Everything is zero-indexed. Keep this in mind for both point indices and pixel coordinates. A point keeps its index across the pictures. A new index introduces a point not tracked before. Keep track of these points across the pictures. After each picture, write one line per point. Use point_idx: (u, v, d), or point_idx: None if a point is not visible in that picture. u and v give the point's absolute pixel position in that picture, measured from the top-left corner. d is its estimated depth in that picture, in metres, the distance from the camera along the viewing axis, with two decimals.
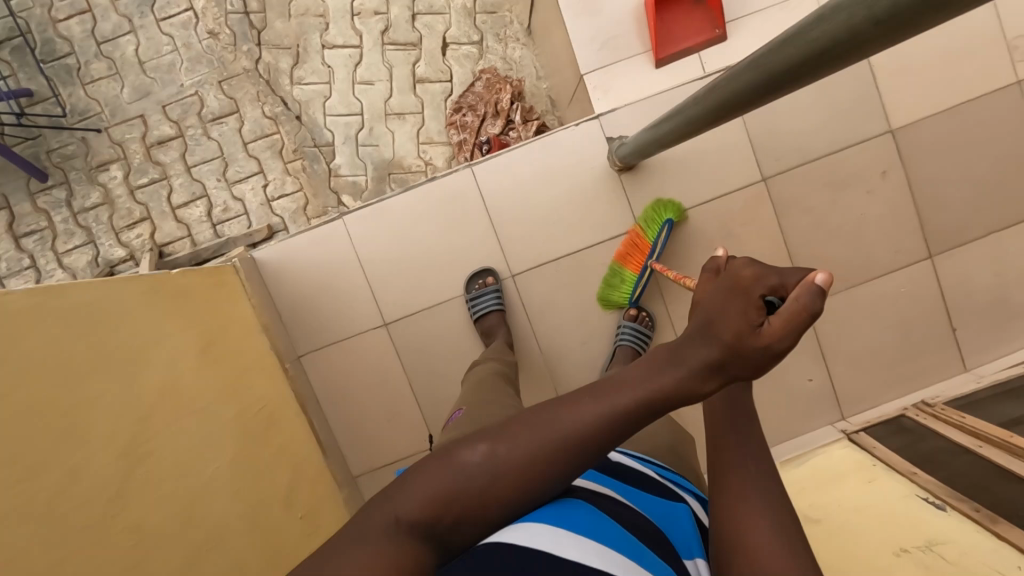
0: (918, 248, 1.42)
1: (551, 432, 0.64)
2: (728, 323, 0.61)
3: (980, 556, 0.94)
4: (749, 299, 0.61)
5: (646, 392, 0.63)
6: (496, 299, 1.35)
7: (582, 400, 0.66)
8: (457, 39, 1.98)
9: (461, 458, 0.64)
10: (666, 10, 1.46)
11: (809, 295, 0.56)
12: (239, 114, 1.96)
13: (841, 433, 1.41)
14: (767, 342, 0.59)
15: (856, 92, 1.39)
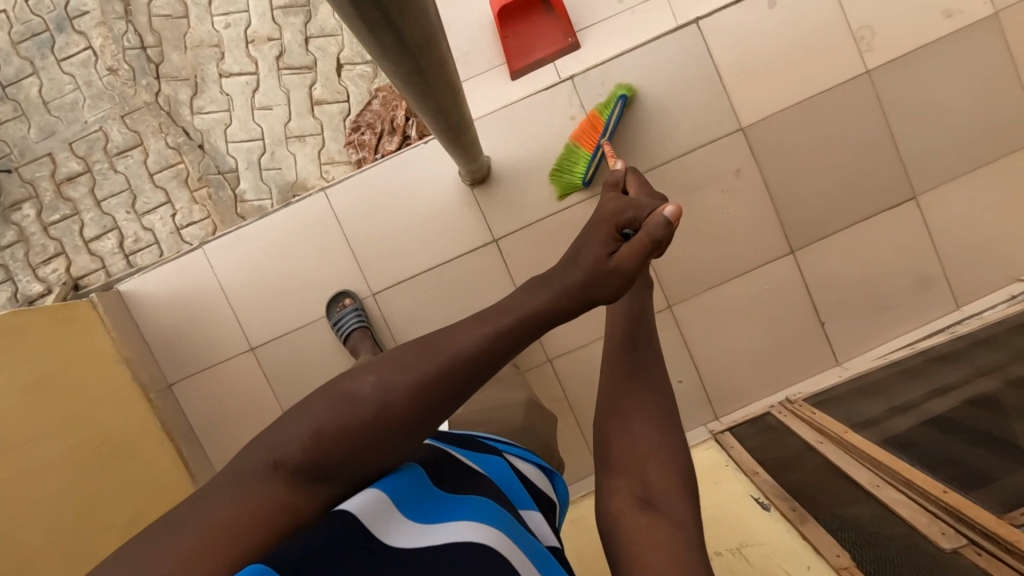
0: (779, 244, 1.42)
1: (437, 366, 0.51)
2: (592, 250, 0.56)
3: (779, 561, 0.94)
4: (611, 223, 0.58)
5: (534, 308, 0.55)
6: (358, 317, 1.37)
7: (475, 320, 0.55)
8: (351, 59, 1.98)
9: (348, 389, 0.51)
10: (516, 22, 1.46)
11: (662, 220, 0.54)
12: (143, 146, 1.99)
13: (709, 433, 1.41)
14: (624, 263, 0.55)
15: (703, 93, 1.40)
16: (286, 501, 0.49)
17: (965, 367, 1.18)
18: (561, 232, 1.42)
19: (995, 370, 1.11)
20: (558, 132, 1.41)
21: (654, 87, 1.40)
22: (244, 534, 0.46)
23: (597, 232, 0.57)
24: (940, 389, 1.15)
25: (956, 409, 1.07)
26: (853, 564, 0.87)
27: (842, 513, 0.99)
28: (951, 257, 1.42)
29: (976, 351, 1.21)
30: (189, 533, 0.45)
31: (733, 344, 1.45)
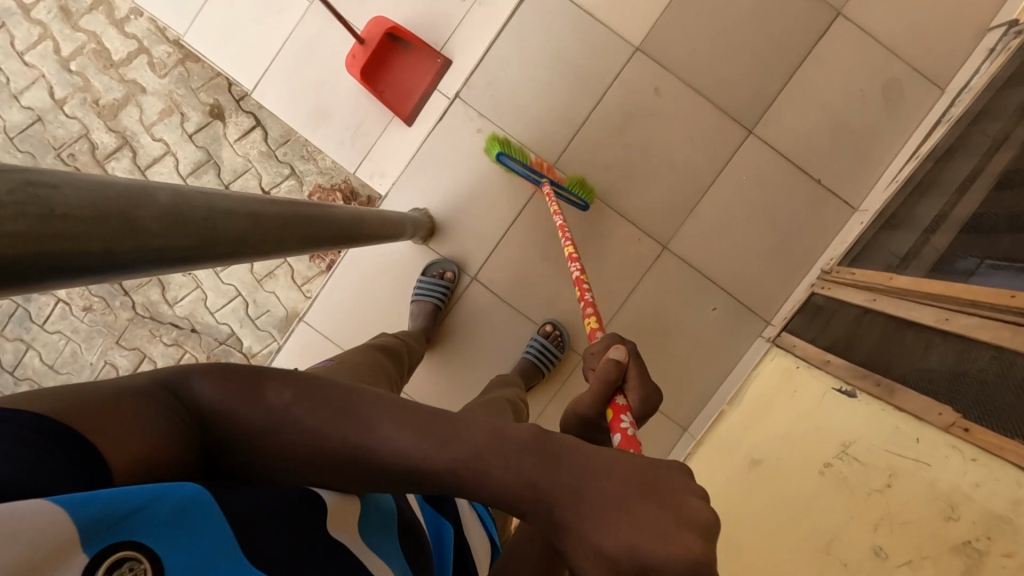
0: (733, 132, 1.35)
1: (360, 441, 0.46)
2: (609, 521, 0.41)
3: (882, 443, 0.88)
4: (654, 541, 0.39)
5: (492, 464, 0.46)
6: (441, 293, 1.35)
7: (430, 425, 0.47)
8: (276, 182, 1.73)
9: (272, 395, 0.46)
10: (385, 73, 1.43)
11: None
12: (148, 357, 1.83)
13: (768, 342, 1.34)
14: (599, 574, 0.42)
15: (584, 37, 1.34)
16: (168, 437, 0.40)
17: (976, 152, 1.11)
18: (527, 236, 1.39)
19: (1005, 142, 1.04)
20: (476, 150, 1.38)
21: (536, 59, 1.35)
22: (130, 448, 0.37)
23: (642, 530, 0.40)
24: (966, 183, 1.08)
25: (992, 202, 0.99)
26: (959, 416, 0.80)
27: (926, 363, 0.92)
28: (907, 47, 1.31)
29: (978, 130, 1.13)
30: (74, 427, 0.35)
31: (743, 247, 1.37)
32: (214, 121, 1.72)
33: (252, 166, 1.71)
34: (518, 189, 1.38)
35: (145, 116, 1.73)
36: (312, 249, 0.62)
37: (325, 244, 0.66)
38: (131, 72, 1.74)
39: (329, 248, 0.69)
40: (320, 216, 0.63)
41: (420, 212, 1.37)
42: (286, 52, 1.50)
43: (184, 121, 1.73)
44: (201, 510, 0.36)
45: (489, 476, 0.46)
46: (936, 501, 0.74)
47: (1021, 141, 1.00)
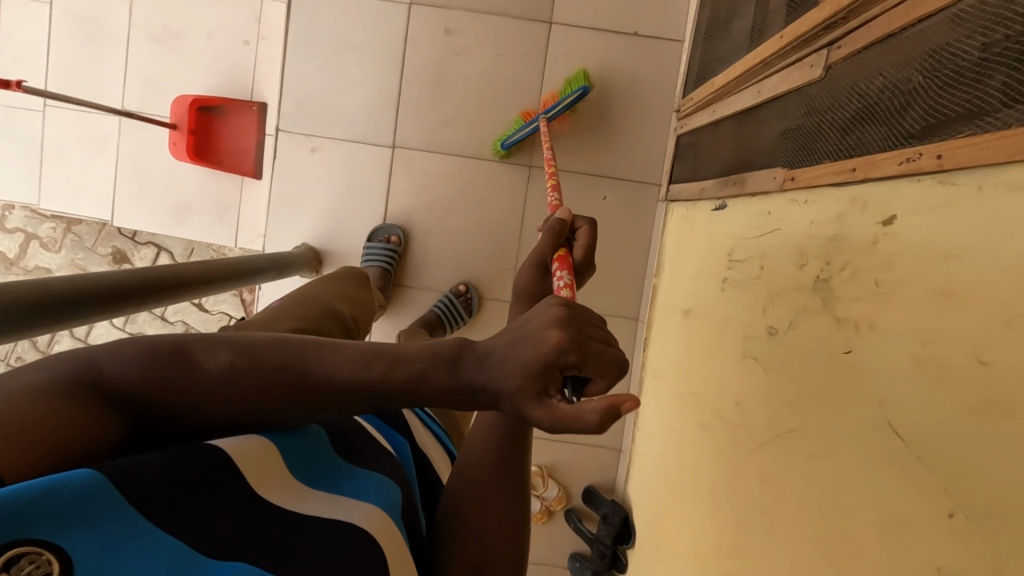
0: (536, 32, 1.34)
1: (301, 388, 0.46)
2: (514, 366, 0.41)
3: (750, 233, 0.87)
4: (542, 361, 0.39)
5: (410, 374, 0.45)
6: (383, 253, 1.33)
7: (351, 353, 0.47)
8: None
9: (197, 360, 0.46)
10: (214, 144, 1.46)
11: (601, 415, 0.37)
12: None
13: (665, 203, 1.33)
14: (532, 414, 0.40)
15: (360, 18, 1.34)
16: (86, 423, 0.41)
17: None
18: (406, 220, 1.40)
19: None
20: (319, 169, 1.39)
21: (329, 61, 1.36)
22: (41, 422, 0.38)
23: (528, 354, 0.40)
24: None
25: None
26: (789, 169, 0.78)
27: (762, 138, 0.90)
28: None
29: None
30: None
31: (601, 129, 1.36)
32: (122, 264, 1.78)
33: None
34: (376, 182, 1.39)
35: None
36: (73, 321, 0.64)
37: (107, 308, 0.68)
38: (31, 260, 1.74)
39: (127, 311, 0.73)
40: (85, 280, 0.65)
41: (302, 246, 1.38)
42: (124, 172, 1.53)
43: None
44: (110, 498, 0.35)
45: (419, 384, 0.45)
46: (792, 256, 0.73)
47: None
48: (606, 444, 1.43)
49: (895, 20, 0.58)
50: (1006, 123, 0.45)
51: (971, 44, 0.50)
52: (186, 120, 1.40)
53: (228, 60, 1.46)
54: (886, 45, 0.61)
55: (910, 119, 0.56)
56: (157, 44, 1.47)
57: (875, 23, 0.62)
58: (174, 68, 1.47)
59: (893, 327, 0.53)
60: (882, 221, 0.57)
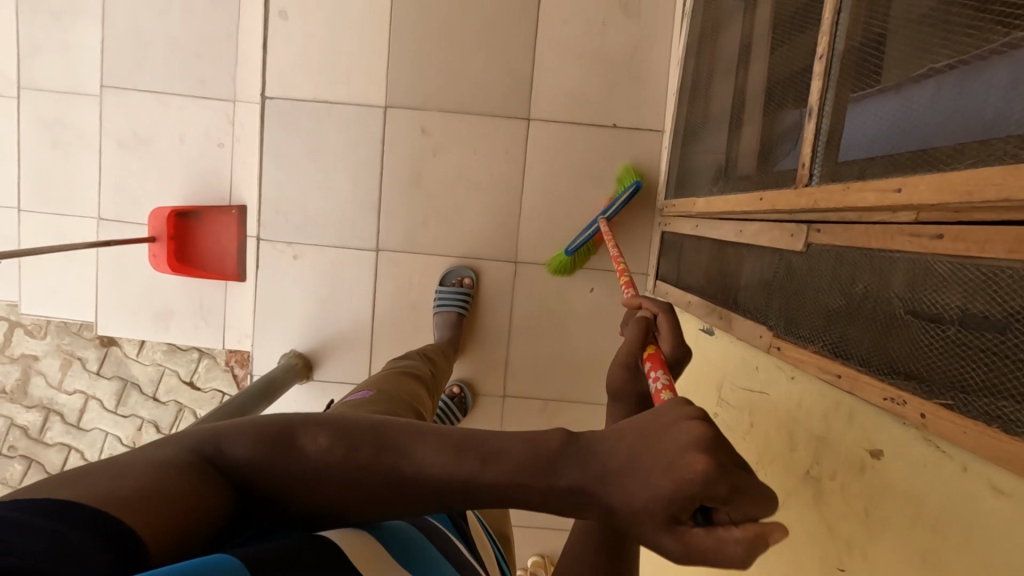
0: (514, 128, 1.33)
1: (391, 483, 0.42)
2: (648, 484, 0.35)
3: (738, 379, 0.87)
4: (681, 482, 0.34)
5: (510, 472, 0.40)
6: (458, 299, 1.32)
7: (449, 444, 0.42)
8: (191, 369, 1.77)
9: (292, 440, 0.43)
10: (196, 250, 1.44)
11: (744, 550, 0.33)
12: None
13: (653, 294, 1.33)
14: (659, 542, 0.35)
15: (335, 125, 1.34)
16: (200, 496, 0.40)
17: (728, 27, 1.06)
18: (393, 320, 1.39)
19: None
20: (304, 276, 1.38)
21: (305, 168, 1.35)
22: (163, 495, 0.38)
23: (658, 468, 0.35)
24: (735, 67, 1.01)
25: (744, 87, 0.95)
26: (774, 332, 0.78)
27: (744, 281, 0.89)
28: None
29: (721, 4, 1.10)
30: (97, 485, 0.37)
31: (585, 221, 1.35)
32: (110, 348, 1.77)
33: (164, 367, 1.77)
34: (360, 284, 1.38)
35: (51, 378, 1.78)
36: None
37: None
38: (17, 348, 1.78)
39: None
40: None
41: (289, 355, 1.38)
42: (105, 280, 1.50)
43: (86, 364, 1.77)
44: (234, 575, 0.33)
45: (519, 486, 0.40)
46: (781, 431, 0.73)
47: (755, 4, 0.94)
48: None
49: (873, 239, 0.58)
50: (987, 411, 0.46)
51: (951, 300, 0.50)
52: (166, 232, 1.38)
53: (205, 164, 1.45)
54: (867, 256, 0.61)
55: (893, 346, 0.56)
56: (128, 150, 1.44)
57: (854, 228, 0.61)
58: (149, 174, 1.45)
59: (883, 566, 0.54)
60: (870, 449, 0.57)
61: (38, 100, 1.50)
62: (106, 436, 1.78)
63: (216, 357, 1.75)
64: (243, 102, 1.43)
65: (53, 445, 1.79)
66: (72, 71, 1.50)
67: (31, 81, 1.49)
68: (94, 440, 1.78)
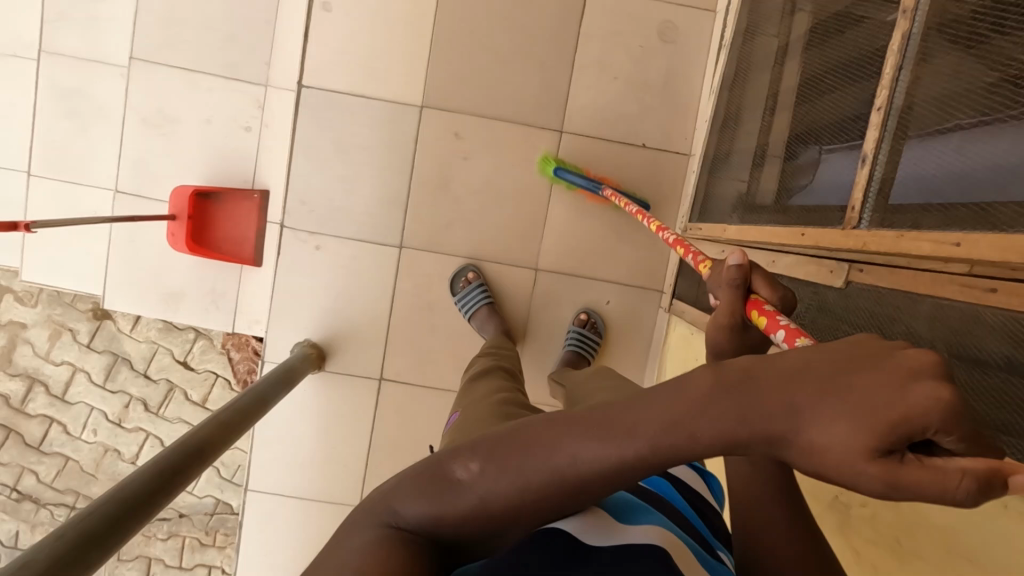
0: (546, 139, 1.36)
1: (556, 471, 0.42)
2: (834, 416, 0.33)
3: None
4: (898, 412, 0.31)
5: (682, 436, 0.39)
6: (483, 292, 1.34)
7: (596, 422, 0.42)
8: (186, 349, 1.74)
9: (451, 473, 0.46)
10: (214, 231, 1.43)
11: (967, 483, 0.30)
12: (152, 558, 1.86)
13: (667, 312, 1.38)
14: (855, 475, 0.33)
15: (367, 121, 1.34)
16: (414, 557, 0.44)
17: (766, 65, 1.11)
18: (410, 318, 1.40)
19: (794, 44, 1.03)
20: (324, 267, 1.38)
21: (334, 161, 1.35)
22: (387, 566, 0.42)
23: (865, 408, 0.32)
24: (771, 104, 1.06)
25: (791, 123, 0.98)
26: None
27: None
28: None
29: (759, 42, 1.14)
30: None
31: (606, 235, 1.38)
32: (104, 322, 1.73)
33: (159, 345, 1.74)
34: (380, 280, 1.39)
35: (38, 347, 1.73)
36: (134, 522, 0.66)
37: (136, 524, 0.67)
38: (4, 314, 1.72)
39: (171, 492, 0.74)
40: (107, 510, 0.63)
41: (303, 344, 1.38)
42: (114, 255, 1.47)
43: (76, 335, 1.73)
44: None
45: (693, 442, 0.39)
46: None
47: (796, 47, 0.99)
48: None
49: (922, 284, 0.62)
50: None
51: (997, 349, 0.54)
52: (187, 210, 1.37)
53: (229, 146, 1.44)
54: (910, 299, 0.64)
55: None
56: (150, 126, 1.42)
57: (900, 272, 0.66)
58: (170, 152, 1.44)
59: None
60: None
61: (57, 66, 1.46)
62: (92, 411, 1.74)
63: (213, 339, 1.73)
64: (274, 88, 1.43)
65: (35, 416, 1.75)
66: (95, 38, 1.46)
67: (53, 45, 1.46)
68: (81, 414, 1.75)
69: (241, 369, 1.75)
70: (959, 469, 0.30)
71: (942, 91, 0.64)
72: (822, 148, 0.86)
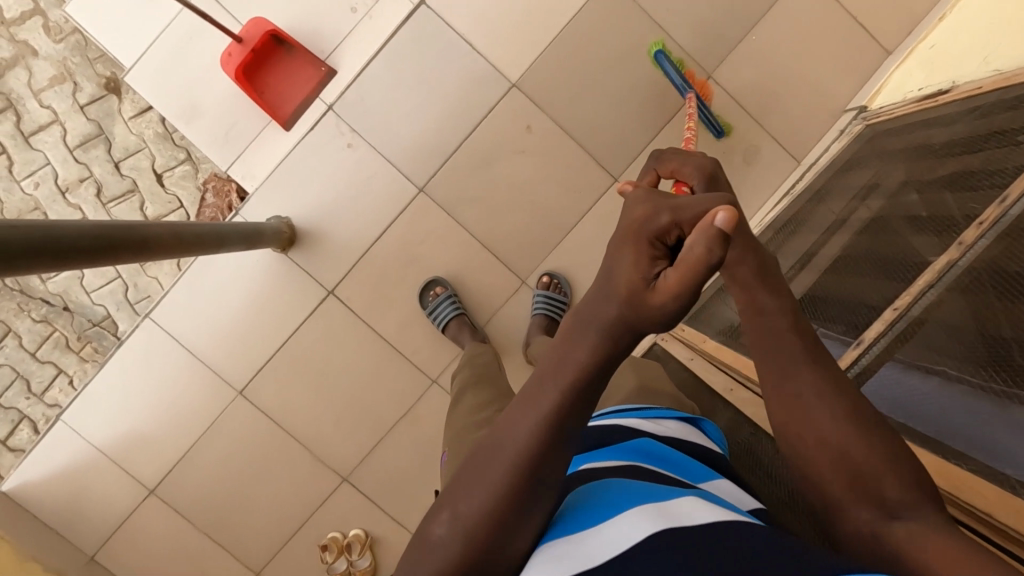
0: (599, 178, 1.38)
1: (505, 467, 0.53)
2: (621, 266, 0.50)
3: None
4: (640, 236, 0.49)
5: (571, 381, 0.51)
6: (453, 305, 1.33)
7: (514, 413, 0.54)
8: (168, 164, 1.68)
9: (433, 531, 0.55)
10: (266, 76, 1.41)
11: (703, 242, 0.43)
12: (14, 331, 1.76)
13: None
14: (653, 298, 0.48)
15: (461, 68, 1.35)
16: None
17: (817, 229, 1.17)
18: (391, 256, 1.39)
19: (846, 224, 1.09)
20: (344, 165, 1.37)
21: (409, 82, 1.35)
22: None
23: (621, 257, 0.50)
24: (802, 262, 1.12)
25: (815, 283, 1.02)
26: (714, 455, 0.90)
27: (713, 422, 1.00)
28: (765, 115, 1.39)
29: (822, 208, 1.20)
30: None
31: None
32: (110, 95, 1.66)
33: (146, 146, 1.68)
34: (384, 207, 1.38)
35: (35, 80, 1.66)
36: (43, 266, 0.64)
37: (41, 267, 0.63)
38: (23, 33, 1.65)
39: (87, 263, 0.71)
40: (28, 237, 0.61)
41: (280, 221, 1.35)
42: (163, 40, 1.44)
43: (76, 91, 1.66)
44: None
45: (578, 380, 0.51)
46: None
47: (852, 227, 1.05)
48: None
49: None
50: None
51: None
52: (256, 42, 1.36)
53: (327, 12, 1.43)
54: None
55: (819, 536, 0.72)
56: None
57: None
58: None
59: None
60: None
61: None
62: (47, 166, 1.67)
63: (197, 169, 1.67)
64: None
65: None
66: None
67: None
68: (35, 162, 1.67)
69: (205, 213, 1.68)
70: (689, 245, 0.44)
71: (953, 324, 0.70)
72: (818, 326, 0.92)
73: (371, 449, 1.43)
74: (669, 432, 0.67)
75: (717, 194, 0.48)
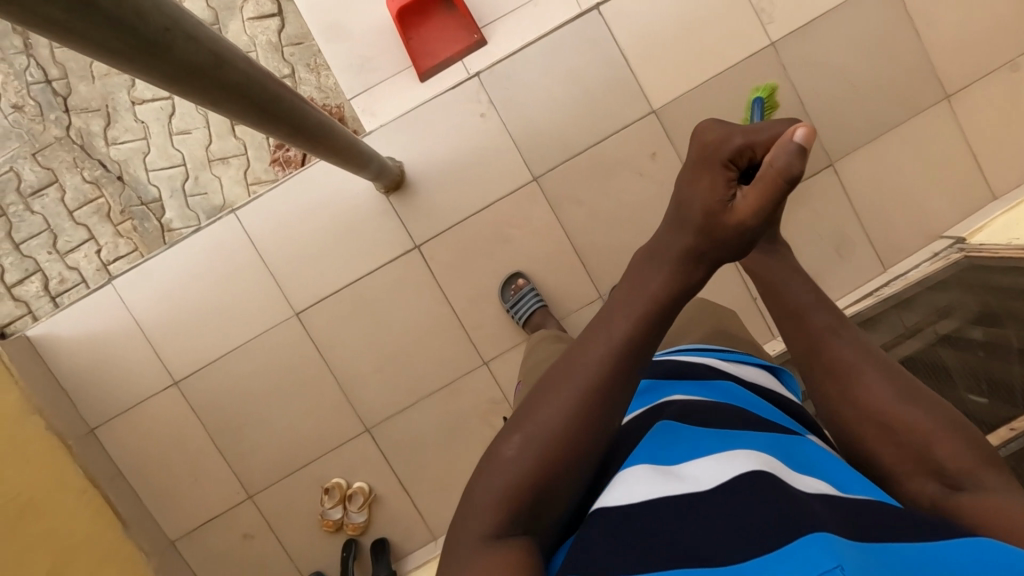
0: None
1: (583, 385, 0.48)
2: (700, 185, 0.48)
3: None
4: (723, 156, 0.47)
5: (651, 296, 0.49)
6: (536, 299, 1.36)
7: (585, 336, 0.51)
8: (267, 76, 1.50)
9: (499, 452, 0.49)
10: (420, 23, 1.43)
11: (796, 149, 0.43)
12: (59, 183, 1.55)
13: None
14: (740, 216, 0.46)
15: (611, 80, 1.39)
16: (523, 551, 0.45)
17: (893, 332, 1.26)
18: (486, 230, 1.40)
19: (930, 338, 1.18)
20: (471, 132, 1.38)
21: (559, 76, 1.38)
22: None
23: (708, 176, 0.47)
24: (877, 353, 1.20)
25: None
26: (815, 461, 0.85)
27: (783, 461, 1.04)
28: (869, 215, 1.45)
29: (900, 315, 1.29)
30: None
31: None
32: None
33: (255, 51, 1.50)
34: (496, 184, 1.39)
35: None
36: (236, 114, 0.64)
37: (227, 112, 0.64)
38: None
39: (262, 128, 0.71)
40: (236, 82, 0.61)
41: (395, 163, 1.36)
42: None
43: None
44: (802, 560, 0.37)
45: (660, 298, 0.49)
46: None
47: None
48: (429, 521, 1.43)
49: None
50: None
51: None
52: None
53: None
54: None
55: None
56: None
57: None
58: None
59: None
60: None
61: None
62: None
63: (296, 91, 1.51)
64: None
65: None
66: None
67: None
68: None
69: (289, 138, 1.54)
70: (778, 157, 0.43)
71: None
72: None
73: (402, 408, 1.41)
74: (748, 374, 0.67)
75: (787, 119, 0.47)
